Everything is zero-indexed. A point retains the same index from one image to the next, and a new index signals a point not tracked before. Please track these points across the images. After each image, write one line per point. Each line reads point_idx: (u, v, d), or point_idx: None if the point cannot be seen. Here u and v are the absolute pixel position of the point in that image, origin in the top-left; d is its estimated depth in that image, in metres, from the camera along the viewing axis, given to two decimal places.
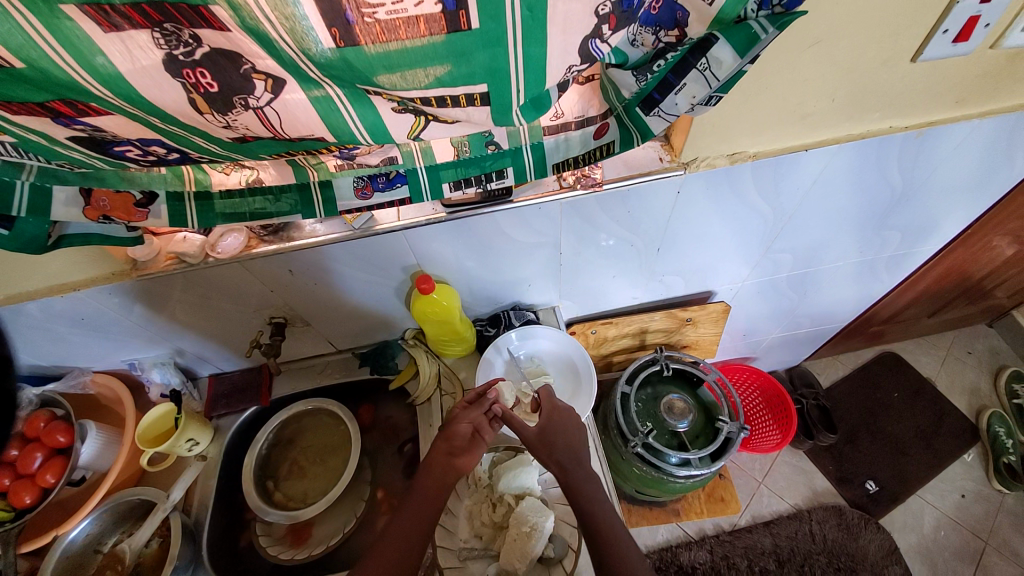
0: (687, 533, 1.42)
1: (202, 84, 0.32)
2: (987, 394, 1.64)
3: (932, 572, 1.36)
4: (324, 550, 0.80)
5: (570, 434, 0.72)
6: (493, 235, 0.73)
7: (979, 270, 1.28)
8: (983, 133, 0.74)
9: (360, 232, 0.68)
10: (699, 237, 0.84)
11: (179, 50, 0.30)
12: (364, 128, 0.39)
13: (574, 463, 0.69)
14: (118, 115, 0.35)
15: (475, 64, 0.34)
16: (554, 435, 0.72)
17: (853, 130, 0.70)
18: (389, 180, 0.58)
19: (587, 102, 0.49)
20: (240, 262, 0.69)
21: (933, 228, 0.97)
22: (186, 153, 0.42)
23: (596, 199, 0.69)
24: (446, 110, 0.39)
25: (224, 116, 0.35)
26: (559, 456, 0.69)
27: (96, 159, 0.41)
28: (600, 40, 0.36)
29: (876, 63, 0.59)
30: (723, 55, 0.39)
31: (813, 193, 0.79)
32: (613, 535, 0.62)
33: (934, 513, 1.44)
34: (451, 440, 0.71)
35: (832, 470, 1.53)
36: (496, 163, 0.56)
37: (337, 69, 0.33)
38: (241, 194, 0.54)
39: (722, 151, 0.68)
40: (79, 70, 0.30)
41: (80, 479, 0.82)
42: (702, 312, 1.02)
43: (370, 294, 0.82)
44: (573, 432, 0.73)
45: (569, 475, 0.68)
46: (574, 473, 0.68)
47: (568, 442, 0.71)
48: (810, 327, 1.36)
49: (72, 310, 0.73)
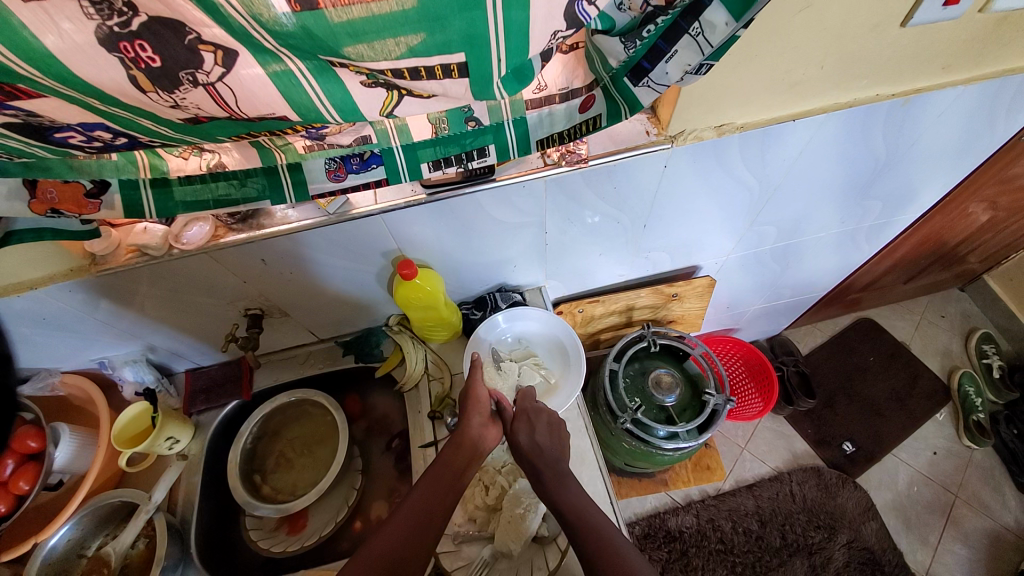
0: (675, 499, 1.48)
1: (143, 59, 0.29)
2: (959, 355, 1.70)
3: (906, 526, 1.43)
4: (318, 540, 0.80)
5: (545, 433, 0.69)
6: (475, 216, 0.70)
7: (954, 237, 1.30)
8: (967, 98, 0.73)
9: (336, 217, 0.64)
10: (685, 212, 0.82)
11: (113, 20, 0.27)
12: (332, 105, 0.36)
13: (545, 459, 0.66)
14: (53, 98, 0.31)
15: (451, 30, 0.32)
16: (529, 431, 0.69)
17: (839, 99, 0.68)
18: (364, 160, 0.54)
19: (571, 74, 0.46)
20: (208, 253, 0.65)
21: (914, 196, 0.98)
22: (135, 137, 0.38)
23: (582, 175, 0.67)
24: (421, 84, 0.36)
25: (170, 95, 0.32)
26: (531, 453, 0.66)
27: (34, 147, 0.37)
28: (587, 2, 0.33)
29: (865, 29, 0.58)
30: (717, 19, 0.37)
31: (800, 163, 0.78)
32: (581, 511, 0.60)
33: (908, 471, 1.52)
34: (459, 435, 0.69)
35: (810, 433, 1.59)
36: (476, 141, 0.53)
37: (296, 39, 0.30)
38: (202, 179, 0.50)
39: (709, 123, 0.66)
40: None
41: (57, 483, 0.79)
42: (688, 287, 1.02)
43: (349, 281, 0.79)
44: (550, 435, 0.70)
45: (539, 472, 0.65)
46: (547, 468, 0.65)
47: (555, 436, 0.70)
48: (791, 298, 1.38)
49: (30, 310, 0.69)
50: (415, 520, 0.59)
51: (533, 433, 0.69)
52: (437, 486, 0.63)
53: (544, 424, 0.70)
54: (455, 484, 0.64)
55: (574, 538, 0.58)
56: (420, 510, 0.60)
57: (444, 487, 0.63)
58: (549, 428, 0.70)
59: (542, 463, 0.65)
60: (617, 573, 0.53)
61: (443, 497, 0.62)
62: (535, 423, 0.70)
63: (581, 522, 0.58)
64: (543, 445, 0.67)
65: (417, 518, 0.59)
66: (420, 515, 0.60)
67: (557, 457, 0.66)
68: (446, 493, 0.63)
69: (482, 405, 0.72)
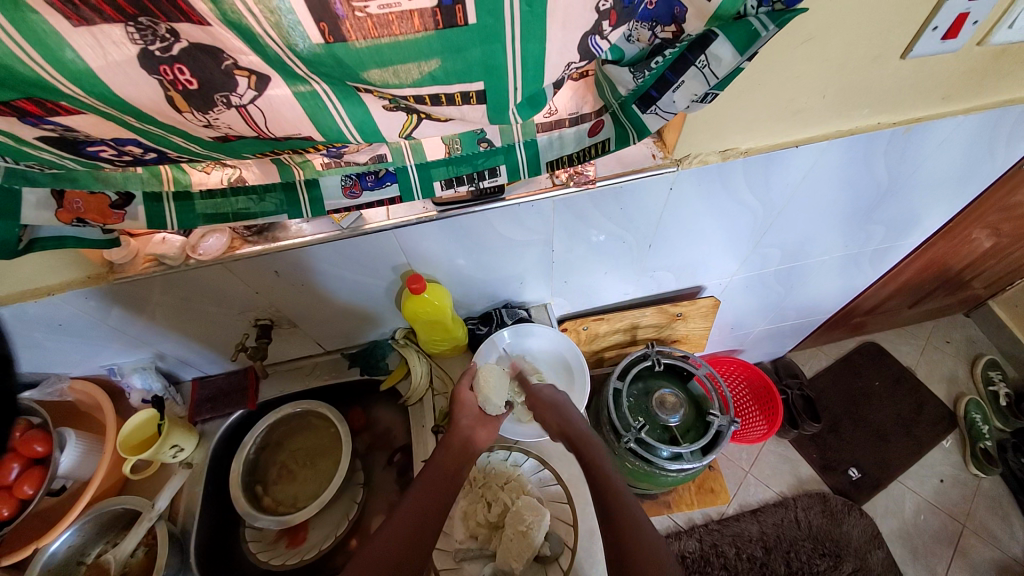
0: (677, 523, 1.45)
1: (181, 81, 0.31)
2: (965, 381, 1.69)
3: (913, 555, 1.40)
4: (316, 555, 0.79)
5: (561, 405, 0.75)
6: (484, 234, 0.72)
7: (957, 262, 1.31)
8: (967, 128, 0.75)
9: (348, 232, 0.66)
10: (689, 233, 0.84)
11: (155, 45, 0.29)
12: (353, 126, 0.38)
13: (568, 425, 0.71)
14: (92, 114, 0.33)
15: (470, 60, 0.33)
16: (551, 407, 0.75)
17: (841, 126, 0.70)
18: (378, 178, 0.56)
19: (581, 99, 0.48)
20: (223, 263, 0.66)
21: (916, 222, 0.99)
22: (164, 152, 0.40)
23: (589, 196, 0.69)
24: (440, 109, 0.38)
25: (204, 115, 0.33)
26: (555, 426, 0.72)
27: (68, 159, 0.39)
28: (600, 36, 0.36)
29: (865, 61, 0.60)
30: (723, 52, 0.38)
31: (803, 188, 0.79)
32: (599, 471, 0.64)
33: (915, 499, 1.49)
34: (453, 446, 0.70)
35: (815, 458, 1.56)
36: (488, 161, 0.55)
37: (325, 66, 0.32)
38: (223, 193, 0.52)
39: (713, 148, 0.68)
40: (36, 57, 0.27)
41: (60, 488, 0.78)
42: (691, 307, 1.03)
43: (359, 294, 0.80)
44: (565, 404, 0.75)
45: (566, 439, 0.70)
46: (568, 435, 0.70)
47: (553, 419, 0.73)
48: (795, 320, 1.38)
49: (45, 316, 0.70)
50: (413, 527, 0.59)
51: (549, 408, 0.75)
52: (436, 488, 0.64)
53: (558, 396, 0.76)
54: (453, 485, 0.65)
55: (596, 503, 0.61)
56: (420, 519, 0.60)
57: (442, 490, 0.64)
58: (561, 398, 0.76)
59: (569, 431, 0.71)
60: (636, 537, 0.57)
61: (441, 498, 0.63)
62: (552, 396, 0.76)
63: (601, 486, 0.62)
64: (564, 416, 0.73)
65: (415, 529, 0.59)
66: (416, 526, 0.59)
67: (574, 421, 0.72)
68: (445, 492, 0.64)
69: (469, 408, 0.75)
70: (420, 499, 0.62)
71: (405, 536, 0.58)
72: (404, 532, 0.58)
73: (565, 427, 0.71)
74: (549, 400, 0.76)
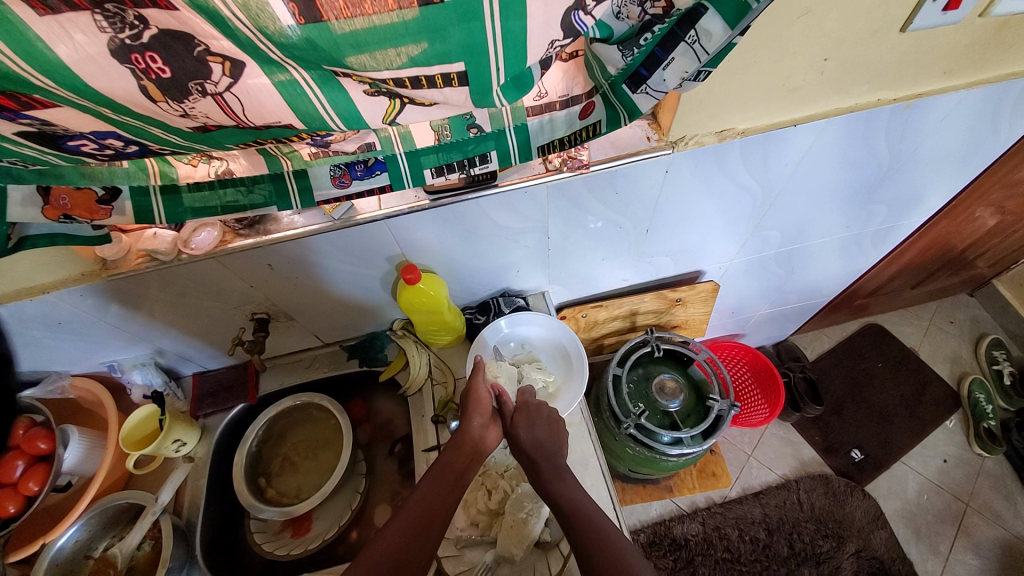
0: (680, 507, 1.46)
1: (153, 70, 0.30)
2: (969, 361, 1.68)
3: (916, 535, 1.41)
4: (321, 543, 0.80)
5: (545, 428, 0.70)
6: (478, 222, 0.71)
7: (961, 242, 1.29)
8: (970, 103, 0.73)
9: (341, 222, 0.65)
10: (687, 217, 0.83)
11: (125, 33, 0.28)
12: (335, 113, 0.37)
13: (544, 455, 0.66)
14: (68, 107, 0.33)
15: (450, 41, 0.32)
16: (529, 427, 0.69)
17: (841, 104, 0.68)
18: (368, 167, 0.56)
19: (571, 81, 0.46)
20: (216, 257, 0.66)
21: (918, 201, 0.97)
22: (146, 145, 0.39)
23: (584, 180, 0.68)
24: (423, 92, 0.37)
25: (180, 104, 0.33)
26: (529, 449, 0.67)
27: (49, 155, 0.38)
28: (583, 11, 0.34)
29: (864, 34, 0.58)
30: (713, 27, 0.37)
31: (802, 168, 0.78)
32: (581, 509, 0.60)
33: (918, 479, 1.49)
34: (460, 447, 0.67)
35: (818, 440, 1.57)
36: (478, 147, 0.54)
37: (301, 50, 0.31)
38: (210, 186, 0.52)
39: (709, 129, 0.66)
40: (4, 50, 0.27)
41: (66, 484, 0.79)
42: (691, 292, 1.02)
43: (355, 285, 0.80)
44: (550, 431, 0.70)
45: (540, 467, 0.65)
46: (546, 464, 0.65)
47: (529, 437, 0.68)
48: (797, 303, 1.37)
49: (42, 314, 0.70)
50: (413, 527, 0.59)
51: (531, 428, 0.69)
52: (436, 487, 0.63)
53: (544, 419, 0.71)
54: (455, 487, 0.64)
55: (574, 537, 0.58)
56: (423, 516, 0.60)
57: (442, 491, 0.63)
58: (547, 423, 0.71)
59: (541, 460, 0.66)
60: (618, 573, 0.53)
61: (442, 499, 0.62)
62: (535, 418, 0.70)
63: (579, 521, 0.58)
64: (540, 442, 0.67)
65: (417, 525, 0.59)
66: (419, 522, 0.59)
67: (554, 452, 0.67)
68: (446, 493, 0.63)
69: (483, 406, 0.71)
70: (423, 499, 0.62)
71: (405, 535, 0.58)
72: (404, 533, 0.58)
73: (538, 450, 0.67)
74: (530, 416, 0.70)
